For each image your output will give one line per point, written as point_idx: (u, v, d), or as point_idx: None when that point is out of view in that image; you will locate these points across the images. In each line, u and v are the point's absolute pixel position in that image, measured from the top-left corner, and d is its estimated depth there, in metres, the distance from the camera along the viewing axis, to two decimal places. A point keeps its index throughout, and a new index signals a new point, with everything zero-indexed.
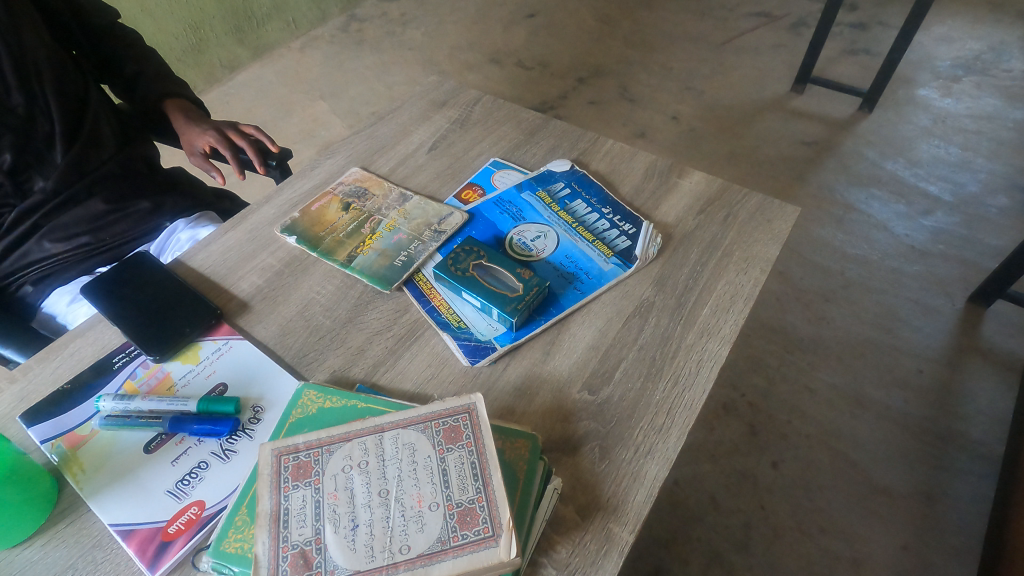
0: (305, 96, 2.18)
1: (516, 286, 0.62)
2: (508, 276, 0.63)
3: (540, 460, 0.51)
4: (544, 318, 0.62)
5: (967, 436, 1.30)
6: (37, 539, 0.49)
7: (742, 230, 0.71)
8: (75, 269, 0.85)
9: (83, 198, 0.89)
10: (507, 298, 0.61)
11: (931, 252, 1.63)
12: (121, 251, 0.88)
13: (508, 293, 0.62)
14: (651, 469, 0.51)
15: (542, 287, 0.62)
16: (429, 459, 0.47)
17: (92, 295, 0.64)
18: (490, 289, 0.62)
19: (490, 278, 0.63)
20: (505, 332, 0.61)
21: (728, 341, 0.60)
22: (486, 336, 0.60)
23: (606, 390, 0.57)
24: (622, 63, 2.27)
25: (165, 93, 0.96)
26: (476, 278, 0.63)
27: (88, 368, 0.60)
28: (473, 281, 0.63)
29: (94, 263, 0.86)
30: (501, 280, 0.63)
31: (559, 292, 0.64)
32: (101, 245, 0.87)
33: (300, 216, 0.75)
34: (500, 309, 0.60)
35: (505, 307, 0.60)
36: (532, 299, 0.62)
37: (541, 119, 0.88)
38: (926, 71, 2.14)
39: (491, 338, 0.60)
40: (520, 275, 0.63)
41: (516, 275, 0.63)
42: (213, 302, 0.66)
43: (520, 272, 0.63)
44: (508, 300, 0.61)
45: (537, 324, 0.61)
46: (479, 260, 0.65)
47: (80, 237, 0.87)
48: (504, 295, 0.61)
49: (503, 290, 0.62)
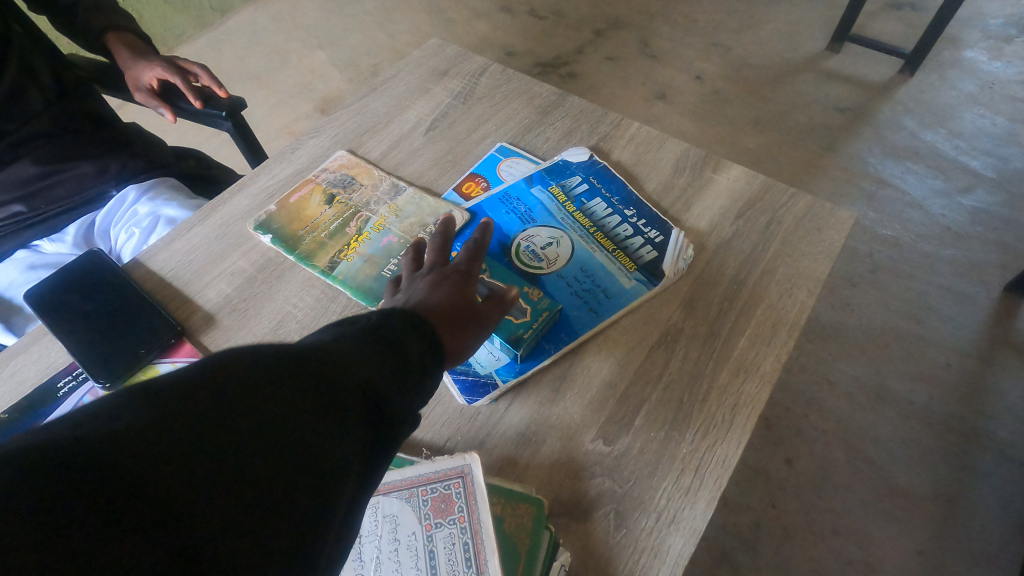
0: (300, 44, 2.01)
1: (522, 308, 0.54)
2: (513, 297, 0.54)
3: (547, 532, 0.43)
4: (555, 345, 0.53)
5: (992, 436, 1.23)
6: None
7: (787, 240, 0.61)
8: (9, 242, 0.80)
9: (9, 160, 0.81)
10: (512, 325, 0.52)
11: (968, 234, 1.50)
12: (57, 221, 0.81)
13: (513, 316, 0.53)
14: (675, 543, 0.44)
15: (553, 311, 0.54)
16: (414, 536, 0.42)
17: (35, 305, 0.56)
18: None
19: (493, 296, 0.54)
20: (507, 363, 0.52)
21: (769, 381, 0.51)
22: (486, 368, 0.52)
23: (624, 440, 0.49)
24: (643, 14, 2.08)
25: (105, 25, 0.87)
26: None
27: (29, 395, 0.53)
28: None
29: (30, 234, 0.81)
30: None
31: (572, 312, 0.55)
32: (33, 215, 0.81)
33: (277, 209, 0.65)
34: (502, 337, 0.51)
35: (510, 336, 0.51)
36: (541, 325, 0.53)
37: (556, 93, 0.76)
38: (975, 29, 1.94)
39: (492, 371, 0.51)
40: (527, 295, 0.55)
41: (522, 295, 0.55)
42: (173, 316, 0.57)
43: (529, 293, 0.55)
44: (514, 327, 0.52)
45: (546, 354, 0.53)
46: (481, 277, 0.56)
47: (12, 205, 0.80)
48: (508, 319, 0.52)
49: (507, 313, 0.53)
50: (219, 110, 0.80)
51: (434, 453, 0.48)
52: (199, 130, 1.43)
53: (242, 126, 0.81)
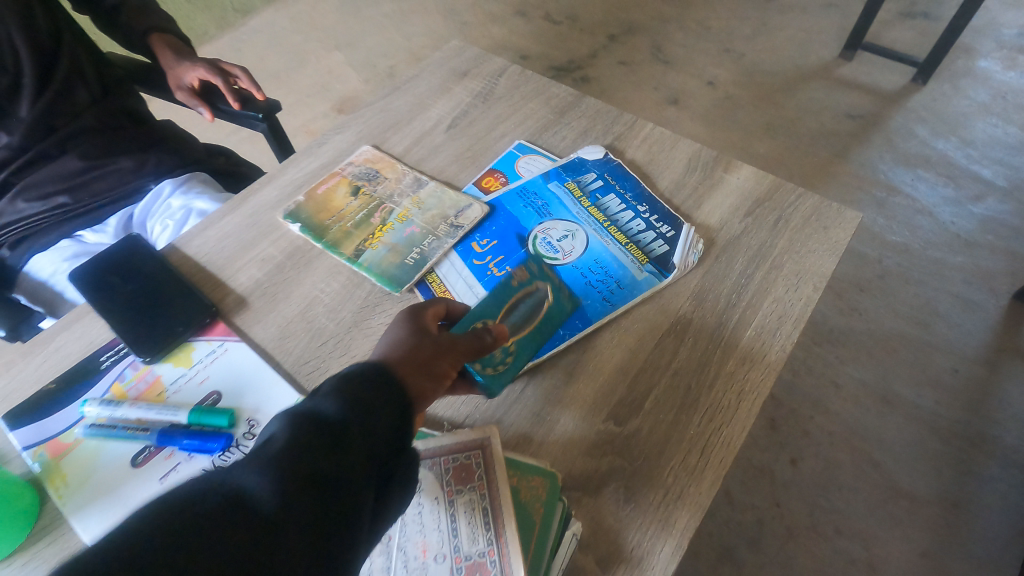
0: (320, 45, 2.06)
1: (523, 297, 0.56)
2: (506, 304, 0.55)
3: (560, 503, 0.46)
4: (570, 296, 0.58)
5: (999, 442, 1.23)
6: (15, 559, 0.46)
7: (795, 237, 0.63)
8: (54, 232, 0.83)
9: (56, 154, 0.86)
10: (545, 309, 0.56)
11: (977, 242, 1.51)
12: (98, 213, 0.84)
13: (526, 317, 0.55)
14: (681, 517, 0.46)
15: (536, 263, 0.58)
16: (436, 502, 0.45)
17: (81, 284, 0.59)
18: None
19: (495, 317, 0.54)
20: (529, 343, 0.54)
21: (774, 369, 0.54)
22: (510, 362, 0.52)
23: (635, 421, 0.51)
24: (656, 19, 2.11)
25: (150, 27, 0.92)
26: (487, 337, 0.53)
27: (73, 367, 0.55)
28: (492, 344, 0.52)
29: (74, 225, 0.83)
30: (503, 311, 0.55)
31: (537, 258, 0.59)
32: (78, 207, 0.84)
33: (305, 200, 0.69)
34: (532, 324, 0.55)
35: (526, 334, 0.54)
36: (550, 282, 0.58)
37: (573, 94, 0.79)
38: (988, 39, 1.95)
39: (518, 353, 0.53)
40: (510, 288, 0.56)
41: (512, 292, 0.56)
42: (208, 298, 0.60)
43: (518, 279, 0.57)
44: (530, 328, 0.55)
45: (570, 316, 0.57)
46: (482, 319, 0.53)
47: (58, 197, 0.84)
48: (525, 327, 0.55)
49: (518, 322, 0.55)
50: (255, 112, 0.84)
51: (454, 428, 0.50)
52: (222, 127, 1.47)
53: (276, 128, 0.85)
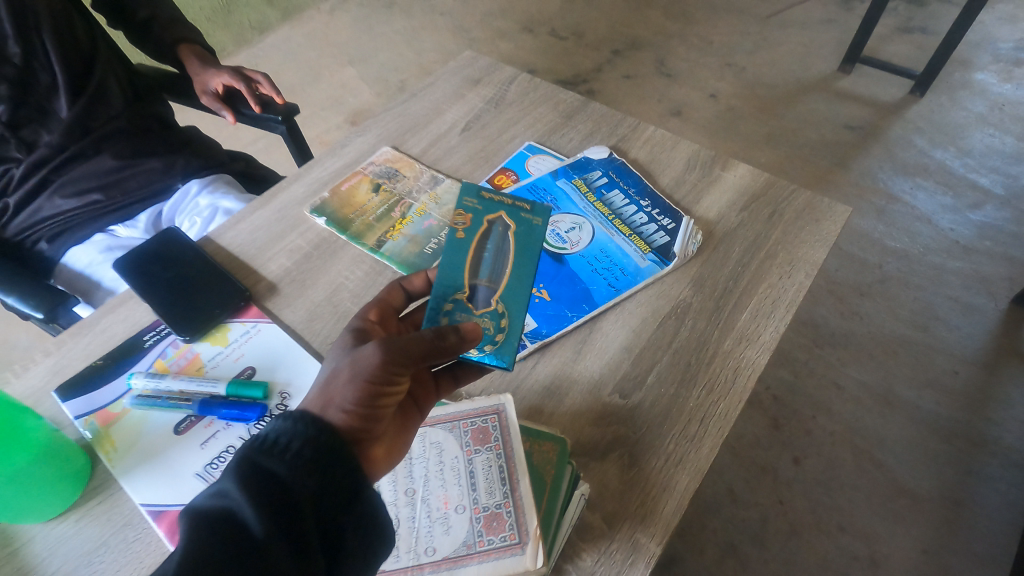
0: (334, 60, 2.14)
1: (478, 249, 0.51)
2: (465, 265, 0.50)
3: (569, 466, 0.49)
4: (533, 214, 0.52)
5: (998, 442, 1.24)
6: (70, 515, 0.50)
7: (788, 230, 0.67)
8: (87, 227, 0.87)
9: (92, 154, 0.91)
10: (506, 248, 0.51)
11: (976, 249, 1.54)
12: (129, 210, 0.89)
13: (498, 267, 0.50)
14: (682, 480, 0.50)
15: (471, 204, 0.52)
16: (457, 459, 0.49)
17: (125, 270, 0.64)
18: (466, 304, 0.49)
19: (465, 286, 0.50)
20: (516, 291, 0.50)
21: (769, 348, 0.58)
22: (508, 324, 0.49)
23: (638, 394, 0.55)
24: (659, 34, 2.17)
25: (178, 38, 0.98)
26: (471, 313, 0.49)
27: (118, 345, 0.60)
28: (483, 317, 0.49)
29: (107, 220, 0.87)
30: (470, 275, 0.50)
31: (472, 191, 0.53)
32: (110, 204, 0.88)
33: (329, 196, 0.74)
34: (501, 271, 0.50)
35: (508, 282, 0.50)
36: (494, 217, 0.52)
37: (579, 100, 0.84)
38: (985, 52, 1.99)
39: (510, 308, 0.50)
40: (462, 245, 0.51)
41: (465, 249, 0.51)
42: (242, 283, 0.65)
43: (461, 233, 0.51)
44: (509, 273, 0.50)
45: (542, 233, 0.52)
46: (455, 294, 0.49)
47: (92, 194, 0.88)
48: (503, 272, 0.50)
49: (491, 275, 0.50)
50: (275, 115, 0.89)
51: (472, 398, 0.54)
52: (241, 137, 1.53)
53: (293, 130, 0.91)
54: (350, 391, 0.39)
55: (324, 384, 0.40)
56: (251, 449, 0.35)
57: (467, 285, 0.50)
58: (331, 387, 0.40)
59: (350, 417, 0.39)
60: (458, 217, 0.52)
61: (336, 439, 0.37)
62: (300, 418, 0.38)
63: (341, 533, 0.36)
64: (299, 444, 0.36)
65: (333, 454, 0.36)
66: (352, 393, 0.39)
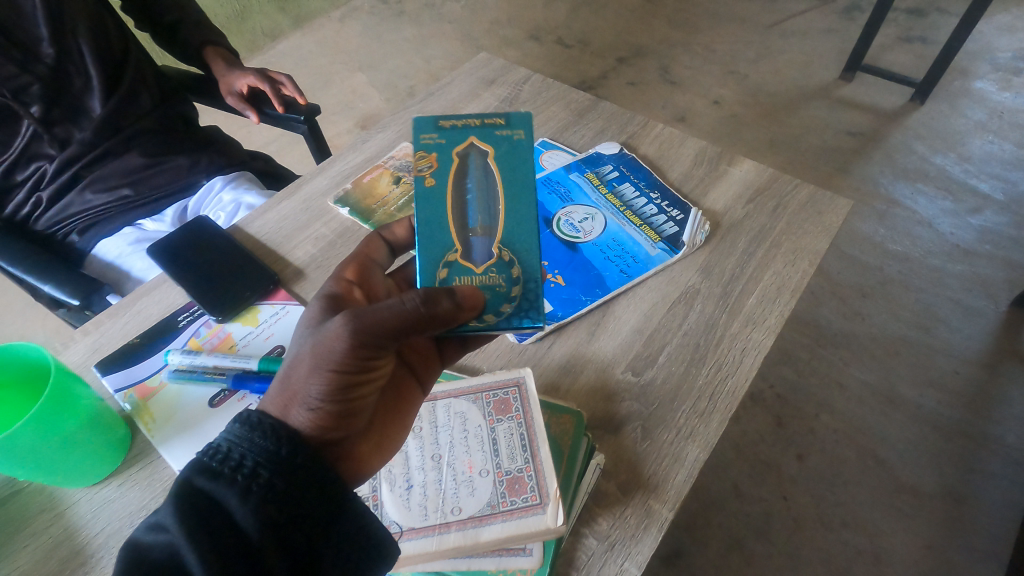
0: (345, 67, 2.18)
1: (460, 195, 0.51)
2: (450, 219, 0.50)
3: (585, 437, 0.52)
4: (508, 129, 0.53)
5: (999, 440, 1.22)
6: (112, 480, 0.53)
7: (792, 221, 0.70)
8: (117, 220, 0.90)
9: (120, 151, 0.94)
10: (490, 190, 0.51)
11: (976, 252, 1.52)
12: (155, 206, 0.92)
13: (488, 209, 0.51)
14: (691, 452, 0.53)
15: (433, 146, 0.52)
16: (480, 428, 0.52)
17: (158, 255, 0.67)
18: (463, 264, 0.49)
19: (456, 243, 0.50)
20: (516, 231, 0.50)
21: (774, 331, 0.61)
22: (519, 272, 0.49)
23: (650, 372, 0.58)
24: (664, 43, 2.21)
25: (204, 40, 1.02)
26: (475, 273, 0.49)
27: (155, 325, 0.63)
28: (490, 270, 0.49)
29: (136, 215, 0.91)
30: (459, 230, 0.50)
31: (429, 127, 0.53)
32: (138, 199, 0.92)
33: (352, 187, 0.77)
34: (491, 217, 0.50)
35: (506, 221, 0.50)
36: (462, 156, 0.52)
37: (590, 100, 0.87)
38: (984, 61, 2.00)
39: (515, 252, 0.50)
40: (439, 196, 0.51)
41: (445, 202, 0.50)
42: (271, 269, 0.68)
43: (430, 181, 0.51)
44: (504, 209, 0.51)
45: (526, 146, 0.52)
46: (450, 255, 0.49)
47: (121, 190, 0.92)
48: (497, 216, 0.50)
49: (483, 222, 0.50)
50: (297, 114, 0.93)
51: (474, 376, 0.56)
52: (254, 139, 1.56)
53: (315, 130, 0.94)
54: (322, 383, 0.40)
55: (291, 374, 0.41)
56: (201, 473, 0.36)
57: (459, 242, 0.50)
58: (299, 378, 0.40)
59: (321, 411, 0.40)
60: (427, 164, 0.51)
61: (300, 448, 0.38)
62: (256, 431, 0.38)
63: (318, 551, 0.37)
64: (253, 463, 0.36)
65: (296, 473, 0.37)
66: (323, 385, 0.40)
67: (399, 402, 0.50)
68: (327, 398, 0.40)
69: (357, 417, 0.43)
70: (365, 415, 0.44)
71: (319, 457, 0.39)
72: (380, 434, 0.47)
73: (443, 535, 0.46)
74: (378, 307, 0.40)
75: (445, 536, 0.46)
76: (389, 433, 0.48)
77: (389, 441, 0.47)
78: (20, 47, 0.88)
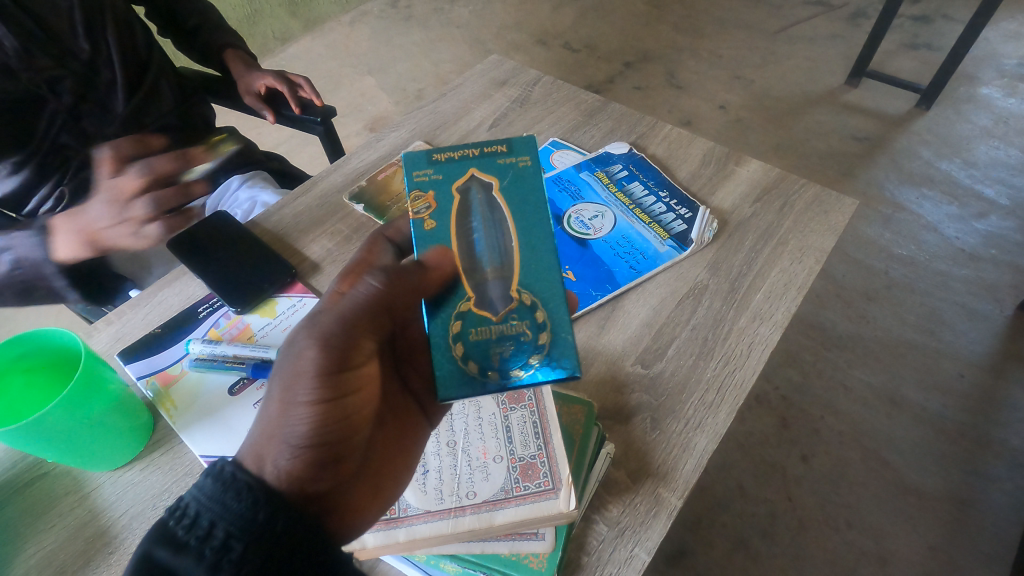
0: (354, 70, 2.21)
1: (468, 238, 0.47)
2: (457, 263, 0.46)
3: (595, 426, 0.54)
4: (512, 156, 0.50)
5: (1005, 444, 1.22)
6: (136, 464, 0.55)
7: (799, 220, 0.72)
8: None
9: None
10: (501, 230, 0.47)
11: (982, 256, 1.52)
12: None
13: (499, 248, 0.47)
14: (700, 442, 0.54)
15: (434, 188, 0.49)
16: (494, 416, 0.54)
17: (178, 249, 0.69)
18: (478, 313, 0.45)
19: (469, 291, 0.45)
20: (535, 270, 0.46)
21: (781, 326, 0.62)
22: (543, 317, 0.45)
23: (659, 364, 0.59)
24: (670, 48, 2.23)
25: (224, 44, 1.05)
26: (495, 322, 0.45)
27: (176, 315, 0.65)
28: (512, 316, 0.45)
29: None
30: (470, 275, 0.46)
31: (422, 161, 0.49)
32: None
33: (366, 184, 0.79)
34: (506, 258, 0.47)
35: (521, 260, 0.46)
36: (464, 197, 0.48)
37: (599, 100, 0.89)
38: (990, 68, 2.00)
39: (537, 294, 0.46)
40: (440, 235, 0.47)
41: (449, 244, 0.47)
42: (288, 262, 0.70)
43: (430, 226, 0.47)
44: (518, 244, 0.47)
45: (533, 173, 0.49)
46: (465, 304, 0.45)
47: None
48: (511, 254, 0.47)
49: (495, 263, 0.46)
50: (314, 117, 0.94)
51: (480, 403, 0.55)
52: (265, 141, 1.59)
53: (330, 131, 0.95)
54: (303, 416, 0.41)
55: (270, 417, 0.42)
56: (161, 543, 0.35)
57: (471, 289, 0.45)
58: (279, 422, 0.41)
59: (304, 454, 0.41)
60: (423, 204, 0.48)
61: (280, 512, 0.37)
62: (229, 491, 0.37)
63: None
64: (224, 533, 0.35)
65: (266, 545, 0.36)
66: (304, 421, 0.41)
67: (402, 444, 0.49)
68: (310, 437, 0.41)
69: (342, 462, 0.43)
70: (353, 460, 0.44)
71: (298, 515, 0.38)
72: (376, 487, 0.46)
73: (459, 518, 0.48)
74: (336, 310, 0.44)
75: (460, 519, 0.48)
76: (388, 478, 0.47)
77: (388, 489, 0.47)
78: (55, 41, 0.87)
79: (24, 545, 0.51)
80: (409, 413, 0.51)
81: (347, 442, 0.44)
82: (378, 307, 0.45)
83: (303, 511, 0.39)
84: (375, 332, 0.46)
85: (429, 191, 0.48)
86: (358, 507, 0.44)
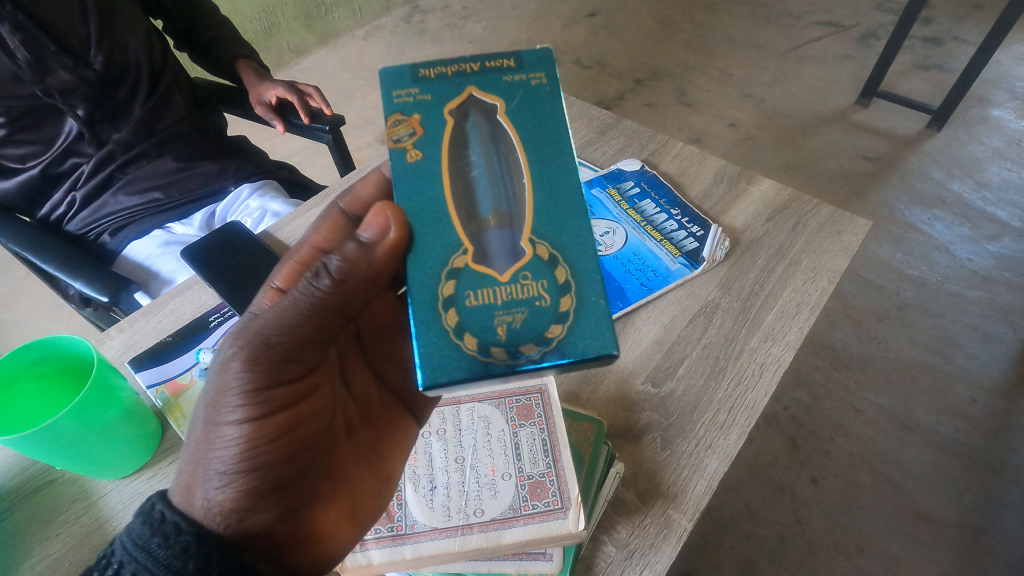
0: (367, 84, 2.24)
1: (466, 176, 0.44)
2: (451, 211, 0.43)
3: (605, 445, 0.53)
4: (522, 72, 0.46)
5: (1019, 470, 1.20)
6: (143, 473, 0.55)
7: (811, 240, 0.71)
8: (148, 222, 0.91)
9: (154, 155, 0.96)
10: (509, 173, 0.45)
11: (995, 278, 1.50)
12: (187, 208, 0.94)
13: (506, 191, 0.44)
14: (711, 464, 0.53)
15: (420, 109, 0.45)
16: (503, 432, 0.54)
17: (192, 259, 0.69)
18: (476, 270, 0.42)
19: (467, 243, 0.43)
20: (552, 216, 0.43)
21: (793, 347, 0.61)
22: (565, 277, 0.42)
23: (669, 383, 0.59)
24: (681, 66, 2.24)
25: (237, 55, 1.06)
26: (501, 282, 0.42)
27: (187, 324, 0.65)
28: (524, 275, 0.42)
29: (164, 218, 0.92)
30: (469, 226, 0.43)
31: (405, 76, 0.46)
32: (169, 203, 0.93)
33: None
34: (514, 208, 0.44)
35: (531, 205, 0.44)
36: (455, 123, 0.45)
37: (611, 117, 0.89)
38: (1001, 90, 1.99)
39: (553, 246, 0.43)
40: (426, 168, 0.44)
41: (440, 182, 0.44)
42: None
43: (411, 156, 0.44)
44: (529, 181, 0.44)
45: (548, 92, 0.46)
46: (465, 260, 0.42)
47: (153, 192, 0.93)
48: (522, 201, 0.44)
49: (500, 209, 0.44)
50: (323, 126, 0.95)
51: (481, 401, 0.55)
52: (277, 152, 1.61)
53: (339, 140, 0.96)
54: (228, 439, 0.40)
55: (199, 443, 0.41)
56: None
57: (469, 241, 0.43)
58: (207, 447, 0.40)
59: (235, 485, 0.39)
60: (405, 130, 0.45)
61: (213, 558, 0.37)
62: (156, 536, 0.37)
63: None
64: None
65: None
66: (228, 445, 0.40)
67: (383, 450, 0.50)
68: (241, 464, 0.40)
69: (289, 487, 0.42)
70: (301, 483, 0.43)
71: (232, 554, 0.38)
72: (335, 498, 0.46)
73: (466, 536, 0.48)
74: (268, 322, 0.41)
75: (468, 537, 0.48)
76: (360, 502, 0.48)
77: (363, 508, 0.47)
78: (69, 52, 0.88)
79: (29, 553, 0.51)
80: (395, 418, 0.52)
81: (293, 468, 0.42)
82: (326, 317, 0.43)
83: (239, 551, 0.38)
84: (318, 342, 0.44)
85: (417, 111, 0.45)
86: (325, 532, 0.45)
